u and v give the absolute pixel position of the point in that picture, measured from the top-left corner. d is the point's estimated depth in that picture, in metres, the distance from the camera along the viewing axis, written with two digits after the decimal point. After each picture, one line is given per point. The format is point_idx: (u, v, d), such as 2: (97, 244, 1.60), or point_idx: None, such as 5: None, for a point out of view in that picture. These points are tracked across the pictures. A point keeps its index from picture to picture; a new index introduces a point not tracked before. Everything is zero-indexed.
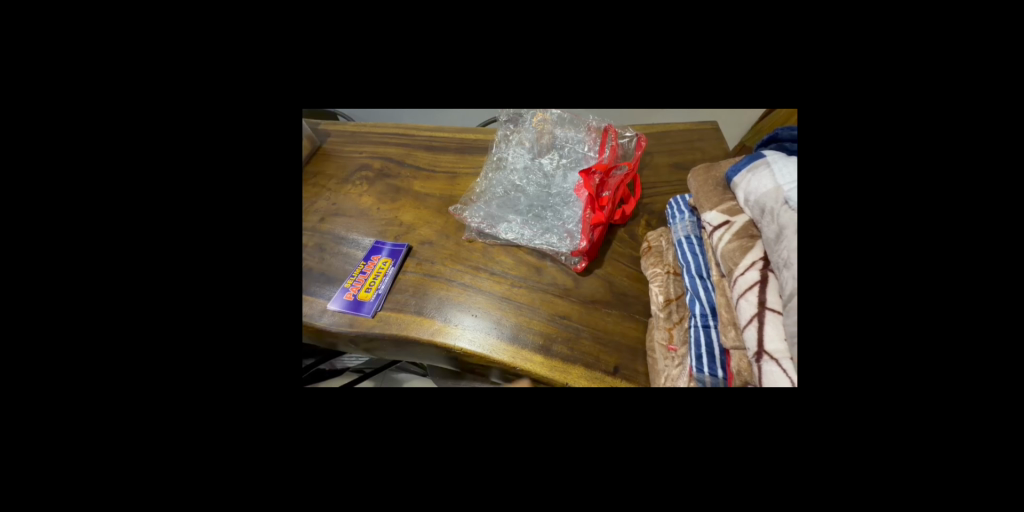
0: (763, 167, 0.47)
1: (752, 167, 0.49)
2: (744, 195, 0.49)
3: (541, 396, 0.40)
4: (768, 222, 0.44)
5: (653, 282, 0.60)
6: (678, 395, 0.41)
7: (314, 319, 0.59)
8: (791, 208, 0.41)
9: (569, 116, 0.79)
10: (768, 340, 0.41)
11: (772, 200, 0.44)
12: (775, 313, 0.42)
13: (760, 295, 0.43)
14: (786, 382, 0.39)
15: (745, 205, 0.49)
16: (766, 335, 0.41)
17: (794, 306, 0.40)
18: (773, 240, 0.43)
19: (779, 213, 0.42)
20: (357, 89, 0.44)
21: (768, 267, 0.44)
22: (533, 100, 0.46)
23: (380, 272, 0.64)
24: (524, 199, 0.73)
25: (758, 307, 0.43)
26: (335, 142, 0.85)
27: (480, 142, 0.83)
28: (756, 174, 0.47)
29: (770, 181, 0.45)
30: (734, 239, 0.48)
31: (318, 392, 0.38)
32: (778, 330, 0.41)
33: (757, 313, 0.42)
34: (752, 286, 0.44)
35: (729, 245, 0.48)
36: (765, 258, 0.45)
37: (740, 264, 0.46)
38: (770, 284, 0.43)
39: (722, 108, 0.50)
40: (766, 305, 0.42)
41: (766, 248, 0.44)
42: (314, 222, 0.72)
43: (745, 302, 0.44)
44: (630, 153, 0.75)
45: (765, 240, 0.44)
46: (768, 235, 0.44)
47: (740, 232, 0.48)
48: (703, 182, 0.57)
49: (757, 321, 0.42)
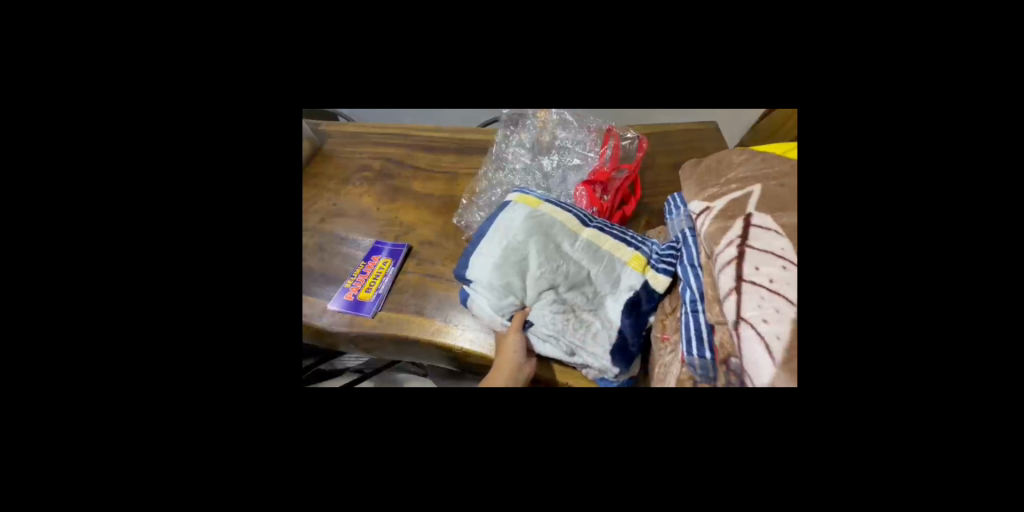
0: (500, 275, 0.55)
1: (488, 282, 0.55)
2: (751, 190, 0.50)
3: (544, 397, 0.40)
4: (598, 317, 0.54)
5: None
6: (676, 394, 0.41)
7: (313, 319, 0.60)
8: (587, 357, 0.53)
9: (569, 116, 0.79)
10: (746, 308, 0.42)
11: (574, 340, 0.53)
12: (751, 285, 0.42)
13: (737, 270, 0.44)
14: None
15: (586, 354, 0.53)
16: (744, 304, 0.42)
17: (770, 283, 0.42)
18: (625, 309, 0.53)
19: (620, 296, 0.55)
20: (358, 89, 0.44)
21: (745, 244, 0.45)
22: (533, 99, 0.46)
23: (380, 272, 0.64)
24: (515, 269, 0.56)
25: (738, 281, 0.43)
26: (336, 142, 0.85)
27: (481, 142, 0.83)
28: (510, 292, 0.55)
29: (563, 348, 0.54)
30: (714, 223, 0.49)
31: (317, 393, 0.39)
32: (759, 301, 0.41)
33: (734, 286, 0.43)
34: (729, 262, 0.45)
35: (709, 229, 0.50)
36: (743, 235, 0.46)
37: (719, 243, 0.47)
38: (747, 258, 0.44)
39: (535, 312, 0.55)
40: (742, 279, 0.43)
41: (604, 311, 0.54)
42: (314, 222, 0.72)
43: (726, 274, 0.45)
44: (630, 153, 0.76)
45: (610, 308, 0.54)
46: (600, 313, 0.54)
47: (721, 215, 0.50)
48: (691, 179, 0.59)
49: (739, 297, 0.42)
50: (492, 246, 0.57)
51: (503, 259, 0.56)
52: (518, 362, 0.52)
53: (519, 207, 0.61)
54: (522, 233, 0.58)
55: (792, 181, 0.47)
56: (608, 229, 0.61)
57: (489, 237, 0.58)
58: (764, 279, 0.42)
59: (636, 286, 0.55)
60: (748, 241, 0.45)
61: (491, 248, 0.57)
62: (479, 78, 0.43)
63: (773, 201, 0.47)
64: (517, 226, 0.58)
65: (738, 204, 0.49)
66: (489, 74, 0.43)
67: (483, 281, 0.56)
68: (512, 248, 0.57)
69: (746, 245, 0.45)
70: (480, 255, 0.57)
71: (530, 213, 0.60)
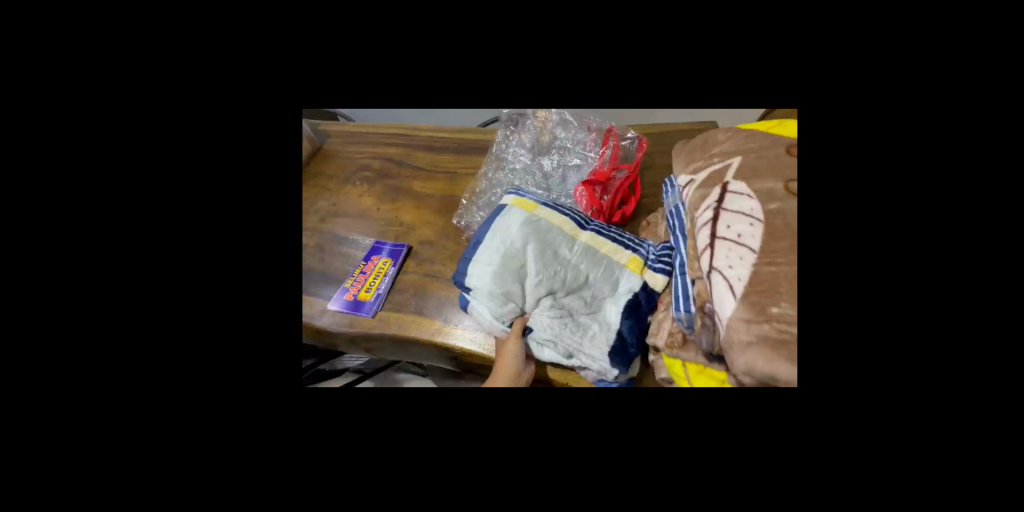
0: (499, 281, 0.55)
1: (485, 288, 0.55)
2: (731, 162, 0.50)
3: (544, 398, 0.40)
4: (598, 321, 0.54)
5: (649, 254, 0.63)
6: (676, 395, 0.41)
7: (313, 319, 0.60)
8: (587, 362, 0.52)
9: (569, 116, 0.79)
10: (718, 262, 0.43)
11: (574, 345, 0.52)
12: (724, 242, 0.44)
13: (712, 229, 0.45)
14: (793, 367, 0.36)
15: (585, 359, 0.52)
16: (716, 259, 0.43)
17: (743, 238, 0.43)
18: (626, 311, 0.54)
19: (619, 300, 0.55)
20: (357, 89, 0.44)
21: (722, 206, 0.46)
22: (533, 99, 0.46)
23: (380, 272, 0.64)
24: (513, 275, 0.55)
25: (711, 238, 0.45)
26: (335, 142, 0.85)
27: (481, 142, 0.83)
28: (509, 298, 0.55)
29: (561, 351, 0.53)
30: (698, 190, 0.51)
31: (317, 393, 0.39)
32: (730, 254, 0.43)
33: (709, 243, 0.45)
34: (706, 223, 0.46)
35: (692, 196, 0.51)
36: (720, 199, 0.47)
37: (700, 209, 0.49)
38: (722, 218, 0.45)
39: (535, 316, 0.55)
40: (716, 237, 0.45)
41: (603, 315, 0.55)
42: (314, 222, 0.72)
43: (701, 233, 0.47)
44: (630, 153, 0.76)
45: (609, 312, 0.55)
46: (599, 317, 0.55)
47: (703, 184, 0.51)
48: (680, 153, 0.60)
49: (711, 251, 0.44)
50: (490, 252, 0.57)
51: (501, 265, 0.56)
52: (518, 367, 0.52)
53: (515, 211, 0.61)
54: (520, 238, 0.57)
55: (771, 153, 0.47)
56: (605, 232, 0.61)
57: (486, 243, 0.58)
58: (737, 235, 0.43)
59: (635, 289, 0.55)
60: (724, 203, 0.46)
61: (489, 255, 0.57)
62: (479, 78, 0.43)
63: (757, 173, 0.47)
64: (513, 231, 0.58)
65: (719, 171, 0.50)
66: (488, 75, 0.43)
67: (481, 289, 0.55)
68: (510, 254, 0.56)
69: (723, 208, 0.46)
70: (478, 261, 0.57)
71: (527, 218, 0.59)
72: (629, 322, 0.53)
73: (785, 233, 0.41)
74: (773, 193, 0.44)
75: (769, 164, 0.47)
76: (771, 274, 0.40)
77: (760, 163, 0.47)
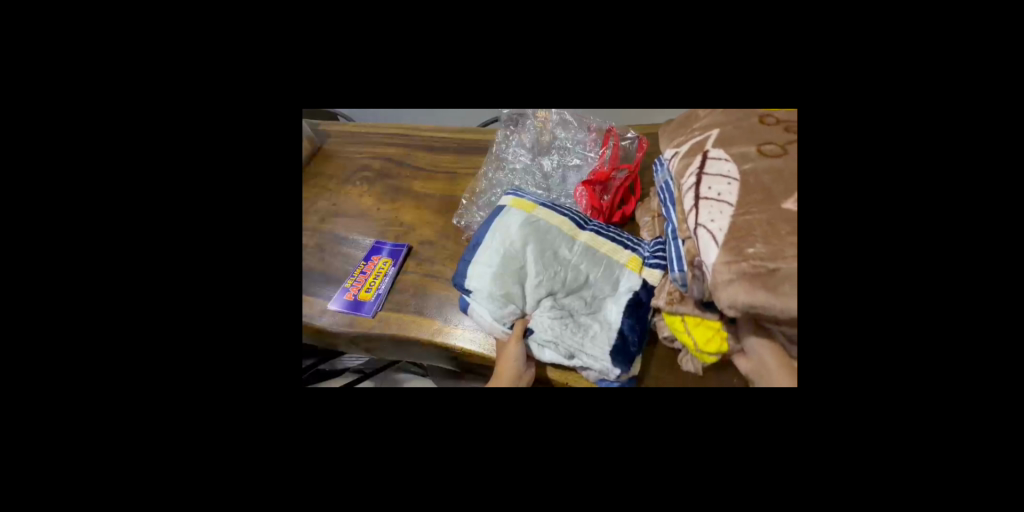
0: (499, 282, 0.55)
1: (485, 289, 0.55)
2: (711, 133, 0.52)
3: (544, 398, 0.40)
4: (598, 321, 0.54)
5: (643, 228, 0.66)
6: (676, 394, 0.41)
7: (314, 319, 0.60)
8: (588, 361, 0.51)
9: (569, 116, 0.79)
10: (702, 218, 0.46)
11: (574, 344, 0.52)
12: (707, 201, 0.46)
13: (697, 191, 0.48)
14: (772, 298, 0.38)
15: (585, 358, 0.52)
16: (701, 216, 0.46)
17: (725, 192, 0.45)
18: (626, 311, 0.54)
19: (619, 300, 0.55)
20: (358, 90, 0.44)
21: (704, 170, 0.49)
22: (533, 99, 0.46)
23: (380, 272, 0.64)
24: (513, 276, 0.55)
25: (695, 199, 0.48)
26: (335, 142, 0.85)
27: (481, 142, 0.83)
28: (509, 299, 0.55)
29: (562, 351, 0.53)
30: (683, 160, 0.54)
31: (317, 393, 0.39)
32: (712, 210, 0.45)
33: (694, 204, 0.48)
34: (691, 187, 0.49)
35: (679, 166, 0.54)
36: (703, 164, 0.50)
37: (686, 174, 0.52)
38: (705, 180, 0.48)
39: (536, 316, 0.55)
40: (700, 198, 0.47)
41: (604, 315, 0.55)
42: (314, 223, 0.72)
43: (688, 197, 0.49)
44: (631, 153, 0.76)
45: (610, 312, 0.55)
46: (599, 317, 0.55)
47: (688, 154, 0.54)
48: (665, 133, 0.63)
49: (696, 210, 0.47)
50: (490, 253, 0.57)
51: (501, 266, 0.56)
52: (518, 369, 0.52)
53: (515, 212, 0.61)
54: (519, 239, 0.57)
55: (748, 123, 0.49)
56: (604, 232, 0.61)
57: (486, 244, 0.58)
58: (717, 192, 0.46)
59: (635, 288, 0.55)
60: (706, 168, 0.49)
61: (488, 255, 0.57)
62: (479, 78, 0.43)
63: (736, 140, 0.49)
64: (513, 231, 0.58)
65: (700, 142, 0.53)
66: (488, 75, 0.43)
67: (481, 290, 0.55)
68: (509, 254, 0.57)
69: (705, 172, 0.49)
70: (477, 263, 0.57)
71: (527, 219, 0.59)
72: (629, 321, 0.53)
73: (760, 188, 0.43)
74: (748, 155, 0.46)
75: (743, 131, 0.49)
76: (747, 222, 0.42)
77: (736, 130, 0.49)
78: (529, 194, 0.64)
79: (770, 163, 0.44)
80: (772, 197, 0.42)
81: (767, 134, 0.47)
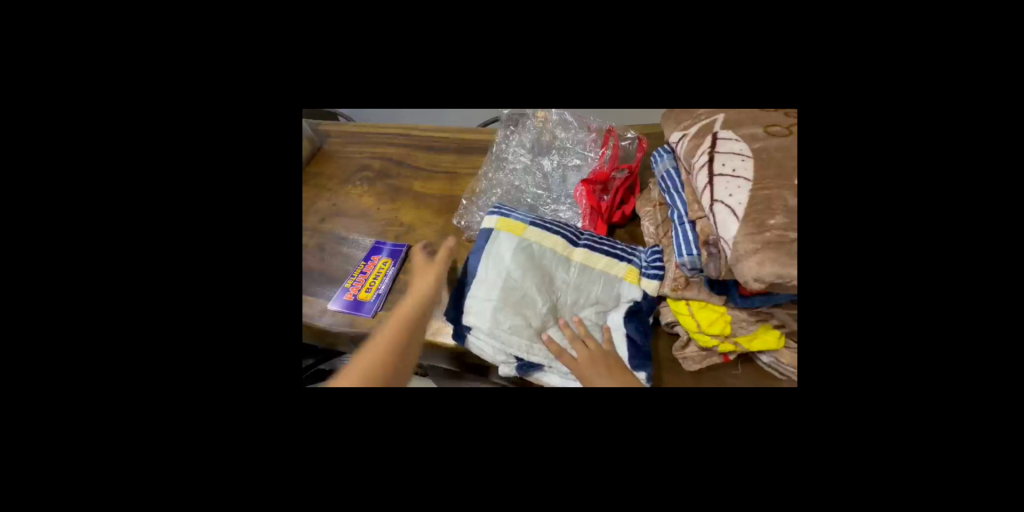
0: (506, 318, 0.54)
1: (494, 329, 0.54)
2: (716, 116, 0.52)
3: (546, 398, 0.40)
4: (613, 337, 0.55)
5: (642, 219, 0.66)
6: None
7: (314, 319, 0.60)
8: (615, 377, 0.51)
9: (569, 115, 0.79)
10: (718, 194, 0.46)
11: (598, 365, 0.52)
12: (722, 178, 0.46)
13: (710, 169, 0.48)
14: (794, 265, 0.40)
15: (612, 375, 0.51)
16: (716, 192, 0.46)
17: (744, 167, 0.45)
18: (635, 320, 0.56)
19: (624, 310, 0.57)
20: (357, 90, 0.44)
21: (715, 150, 0.49)
22: (533, 99, 0.46)
23: (380, 272, 0.64)
24: (520, 310, 0.55)
25: (709, 177, 0.48)
26: (335, 142, 0.85)
27: (481, 142, 0.83)
28: (524, 335, 0.54)
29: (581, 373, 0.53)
30: (690, 142, 0.53)
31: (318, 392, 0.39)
32: (728, 185, 0.45)
33: (708, 181, 0.47)
34: (703, 165, 0.49)
35: (686, 149, 0.54)
36: (712, 144, 0.50)
37: (695, 155, 0.52)
38: (717, 158, 0.48)
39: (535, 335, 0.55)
40: (714, 175, 0.47)
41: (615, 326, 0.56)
42: (314, 222, 0.72)
43: (700, 176, 0.49)
44: (631, 152, 0.76)
45: (619, 322, 0.56)
46: (613, 331, 0.56)
47: (694, 136, 0.53)
48: (665, 118, 0.61)
49: (710, 186, 0.47)
50: (489, 288, 0.56)
51: (503, 300, 0.55)
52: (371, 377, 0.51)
53: (503, 237, 0.59)
54: (518, 268, 0.57)
55: (749, 108, 0.49)
56: (598, 247, 0.61)
57: (481, 277, 0.57)
58: (733, 168, 0.46)
59: (637, 298, 0.57)
60: (716, 148, 0.49)
61: (488, 290, 0.56)
62: None
63: (746, 121, 0.49)
64: (507, 261, 0.57)
65: (707, 124, 0.52)
66: None
67: (488, 331, 0.54)
68: (510, 286, 0.56)
69: (715, 152, 0.49)
70: (475, 299, 0.56)
71: (519, 243, 0.59)
72: (637, 331, 0.55)
73: (774, 165, 0.44)
74: (756, 135, 0.47)
75: (750, 113, 0.49)
76: (765, 196, 0.43)
77: (740, 113, 0.50)
78: (516, 212, 0.62)
79: (779, 142, 0.45)
80: (785, 173, 0.43)
81: (773, 115, 0.47)
